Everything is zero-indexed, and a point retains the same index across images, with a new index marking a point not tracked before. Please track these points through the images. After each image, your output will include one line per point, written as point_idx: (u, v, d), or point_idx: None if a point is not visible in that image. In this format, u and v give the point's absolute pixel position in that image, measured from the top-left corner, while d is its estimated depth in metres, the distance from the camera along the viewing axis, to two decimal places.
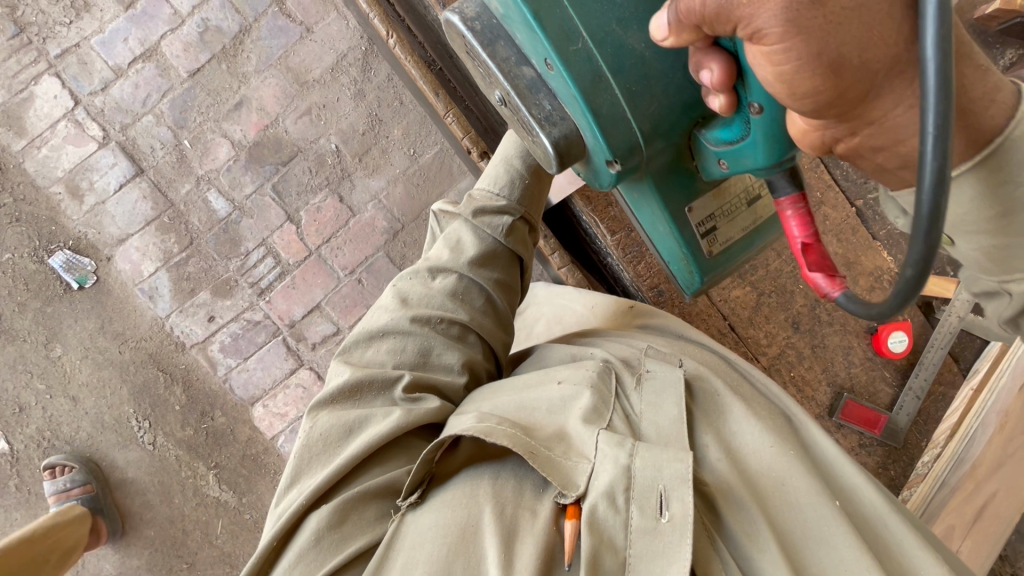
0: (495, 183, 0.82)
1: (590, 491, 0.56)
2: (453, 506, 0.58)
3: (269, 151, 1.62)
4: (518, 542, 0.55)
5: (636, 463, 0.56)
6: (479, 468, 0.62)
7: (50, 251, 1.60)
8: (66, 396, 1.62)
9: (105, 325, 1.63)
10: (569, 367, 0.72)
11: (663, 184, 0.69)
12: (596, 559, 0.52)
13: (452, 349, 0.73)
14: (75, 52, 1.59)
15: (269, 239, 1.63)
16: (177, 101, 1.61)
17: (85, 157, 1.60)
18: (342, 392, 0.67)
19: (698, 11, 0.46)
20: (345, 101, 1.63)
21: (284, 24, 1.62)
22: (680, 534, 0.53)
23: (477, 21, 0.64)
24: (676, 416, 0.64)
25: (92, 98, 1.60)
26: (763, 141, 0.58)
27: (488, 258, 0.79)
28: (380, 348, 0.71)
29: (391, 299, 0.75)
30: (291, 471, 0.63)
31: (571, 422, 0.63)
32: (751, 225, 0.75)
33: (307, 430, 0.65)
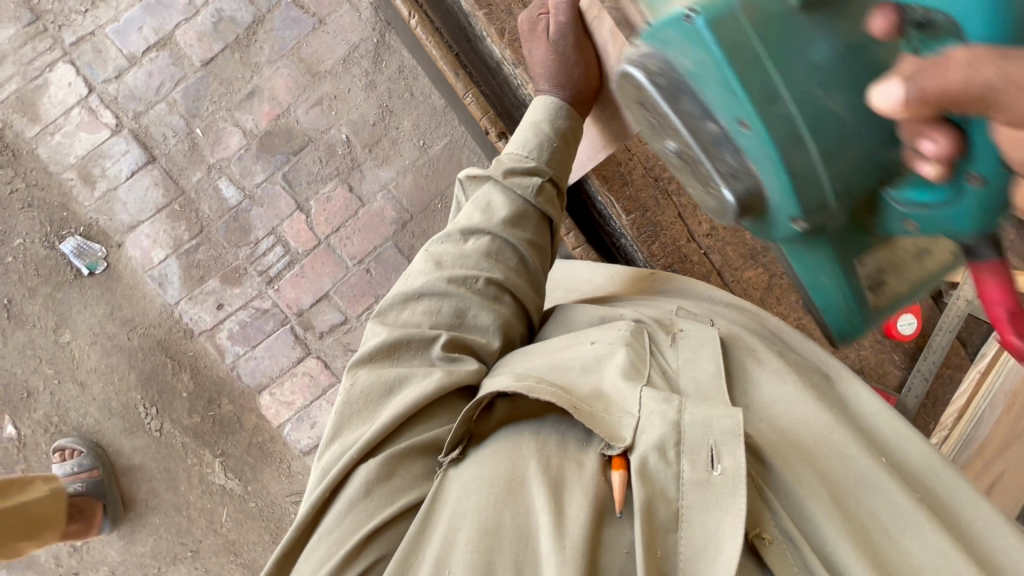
0: (523, 147, 0.83)
1: (638, 442, 0.57)
2: (499, 458, 0.60)
3: (281, 140, 1.64)
4: (568, 492, 0.57)
5: (685, 416, 0.57)
6: (519, 423, 0.63)
7: (61, 237, 1.61)
8: (74, 381, 1.63)
9: (114, 311, 1.63)
10: (601, 328, 0.72)
11: (840, 237, 0.53)
12: (650, 507, 0.54)
13: (487, 308, 0.73)
14: (89, 40, 1.61)
15: (279, 228, 1.65)
16: (190, 90, 1.62)
17: (98, 144, 1.62)
18: (380, 352, 0.68)
19: (948, 98, 0.34)
20: (357, 92, 1.64)
21: (297, 15, 1.63)
22: (734, 485, 0.54)
23: (661, 74, 0.54)
24: (714, 371, 0.66)
25: (106, 86, 1.61)
26: (975, 214, 0.45)
27: (519, 222, 0.80)
28: (416, 308, 0.72)
29: (424, 262, 0.76)
30: (334, 426, 0.65)
31: (607, 380, 0.64)
32: (919, 279, 0.59)
33: (348, 389, 0.67)
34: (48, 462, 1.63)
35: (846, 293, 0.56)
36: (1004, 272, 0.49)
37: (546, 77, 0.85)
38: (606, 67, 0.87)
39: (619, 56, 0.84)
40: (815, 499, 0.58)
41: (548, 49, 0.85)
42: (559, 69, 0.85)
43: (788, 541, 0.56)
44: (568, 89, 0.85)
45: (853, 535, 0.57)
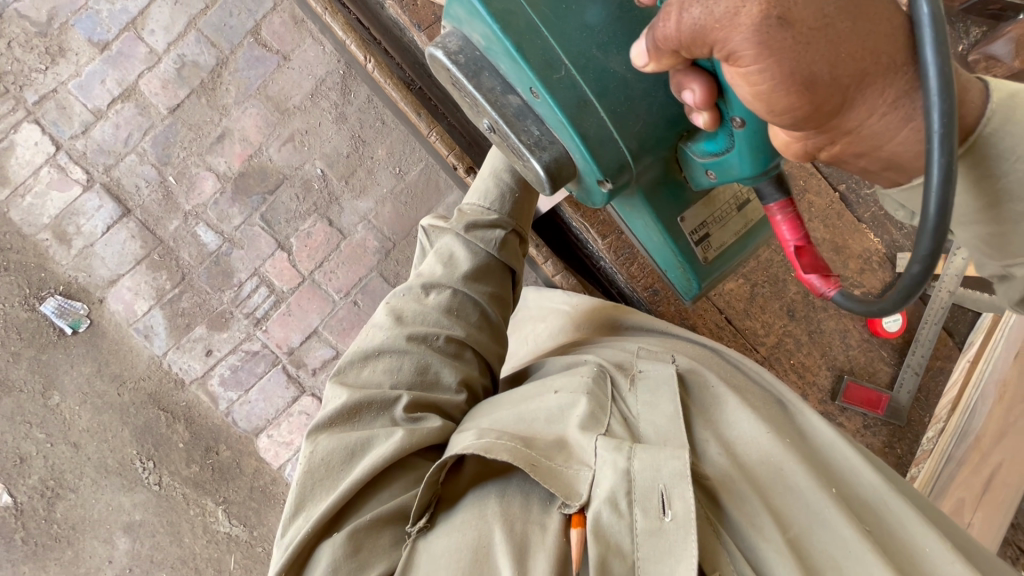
0: (485, 198, 0.86)
1: (592, 498, 0.56)
2: (466, 527, 0.59)
3: (255, 180, 1.63)
4: (533, 558, 0.55)
5: (635, 463, 0.56)
6: (484, 487, 0.62)
7: (41, 298, 1.58)
8: (68, 443, 1.61)
9: (102, 368, 1.61)
10: (564, 375, 0.72)
11: (651, 194, 0.71)
12: (604, 562, 0.52)
13: (453, 369, 0.74)
14: (53, 97, 1.59)
15: (261, 269, 1.63)
16: (159, 138, 1.61)
17: (71, 202, 1.60)
18: (341, 415, 0.67)
19: (676, 38, 0.50)
20: (328, 125, 1.63)
21: (260, 54, 1.62)
22: (685, 529, 0.53)
23: (463, 55, 0.67)
24: (672, 411, 0.65)
25: (73, 142, 1.60)
26: (747, 151, 0.60)
27: (482, 273, 0.82)
28: (377, 366, 0.72)
29: (385, 317, 0.76)
30: (294, 498, 0.62)
31: (571, 431, 0.63)
32: (742, 229, 0.78)
33: (308, 456, 0.64)
34: (47, 527, 1.60)
35: (674, 248, 0.75)
36: (791, 209, 0.66)
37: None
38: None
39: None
40: (765, 540, 0.58)
41: None
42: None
43: None
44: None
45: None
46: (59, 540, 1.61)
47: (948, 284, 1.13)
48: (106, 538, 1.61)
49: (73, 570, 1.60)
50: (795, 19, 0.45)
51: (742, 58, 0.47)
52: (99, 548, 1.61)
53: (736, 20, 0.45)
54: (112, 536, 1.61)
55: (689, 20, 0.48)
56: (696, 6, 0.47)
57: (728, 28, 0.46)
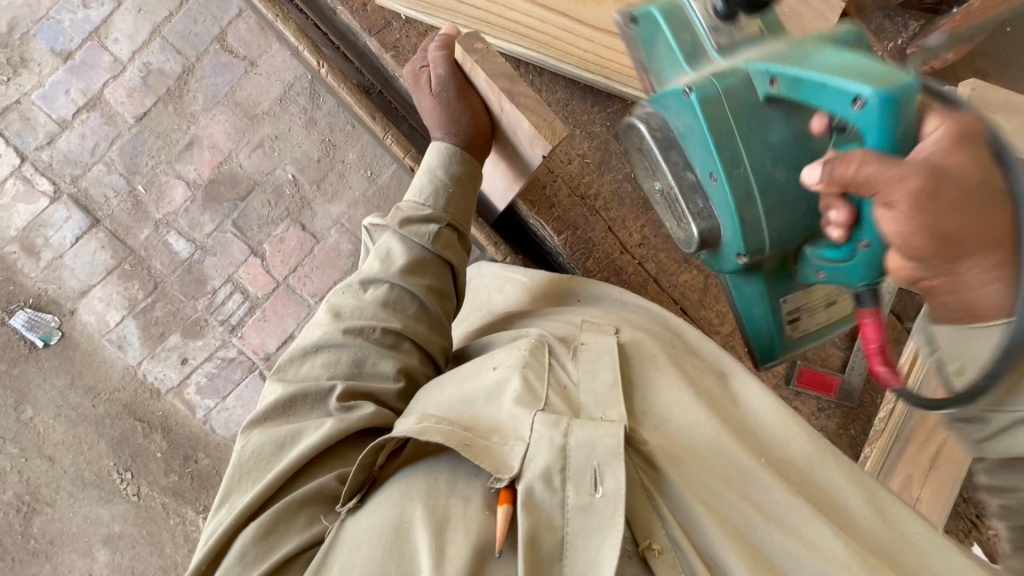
0: (419, 194, 0.86)
1: (524, 471, 0.57)
2: (390, 506, 0.60)
3: (226, 187, 1.62)
4: (451, 532, 0.57)
5: (570, 438, 0.57)
6: (415, 467, 0.63)
7: (11, 311, 1.57)
8: (44, 457, 1.60)
9: (75, 380, 1.60)
10: (504, 350, 0.73)
11: (772, 276, 0.75)
12: (535, 538, 0.54)
13: (393, 360, 0.76)
14: (17, 109, 1.58)
15: (235, 275, 1.63)
16: (127, 147, 1.60)
17: (39, 214, 1.58)
18: (275, 409, 0.70)
19: (849, 178, 0.52)
20: (297, 130, 1.63)
21: (227, 60, 1.62)
22: (613, 504, 0.54)
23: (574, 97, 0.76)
24: (612, 381, 0.68)
25: (39, 153, 1.58)
26: (863, 267, 0.62)
27: (420, 268, 0.82)
28: (314, 362, 0.74)
29: (325, 314, 0.79)
30: (222, 490, 0.66)
31: (506, 406, 0.65)
32: (825, 322, 0.81)
33: (240, 450, 0.68)
34: (24, 542, 1.59)
35: (772, 323, 0.78)
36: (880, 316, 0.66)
37: (439, 123, 0.88)
38: (495, 114, 0.89)
39: (501, 104, 0.83)
40: (701, 503, 0.59)
41: (434, 102, 0.88)
42: (454, 120, 0.88)
43: (677, 552, 0.58)
44: (460, 137, 0.87)
45: (738, 536, 0.58)
46: (37, 555, 1.59)
47: None
48: (85, 551, 1.60)
49: None
50: (946, 191, 0.49)
51: (895, 210, 0.50)
52: (78, 561, 1.60)
53: (900, 184, 0.49)
54: (91, 549, 1.60)
55: (863, 169, 0.51)
56: (873, 162, 0.50)
57: (891, 186, 0.50)
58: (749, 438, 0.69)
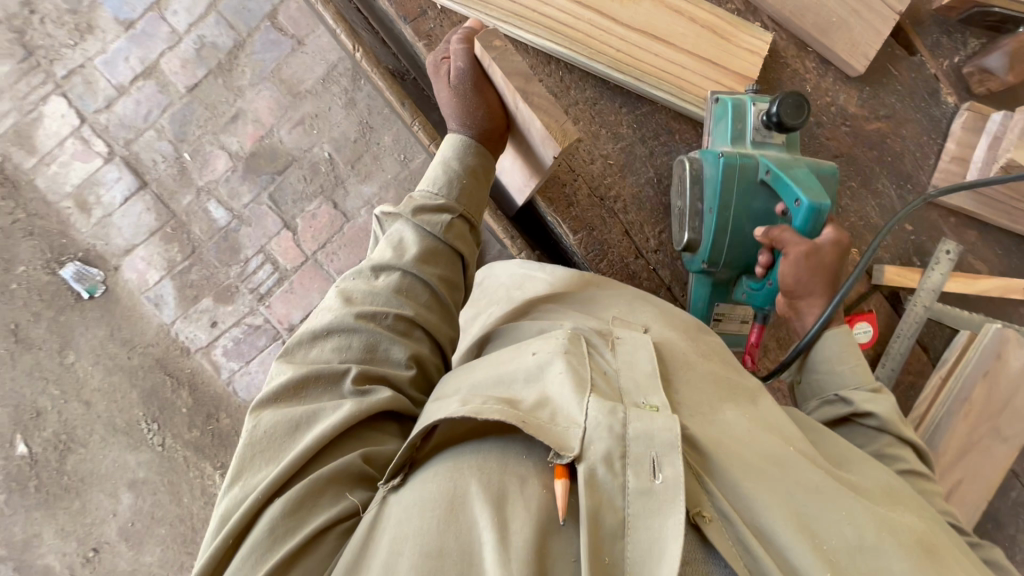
0: (434, 184, 0.86)
1: (587, 453, 0.54)
2: (439, 479, 0.57)
3: (265, 160, 1.68)
4: (511, 507, 0.54)
5: (630, 426, 0.56)
6: (458, 445, 0.60)
7: (62, 263, 1.67)
8: (80, 401, 1.70)
9: (114, 332, 1.70)
10: (540, 339, 0.70)
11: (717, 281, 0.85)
12: (595, 516, 0.51)
13: (404, 346, 0.73)
14: (80, 72, 1.67)
15: (267, 246, 1.70)
16: (177, 116, 1.67)
17: (92, 173, 1.68)
18: (287, 389, 0.66)
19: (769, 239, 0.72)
20: (337, 110, 1.68)
21: (276, 38, 1.67)
22: (675, 491, 0.52)
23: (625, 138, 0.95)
24: (648, 371, 0.66)
25: (97, 116, 1.67)
26: (765, 296, 0.79)
27: (433, 257, 0.81)
28: (325, 347, 0.70)
29: (334, 298, 0.75)
30: (233, 471, 0.61)
31: (552, 389, 0.61)
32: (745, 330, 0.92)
33: (250, 429, 0.64)
34: (58, 478, 1.71)
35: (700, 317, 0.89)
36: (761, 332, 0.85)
37: (458, 115, 0.89)
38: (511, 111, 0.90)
39: (515, 103, 0.82)
40: (752, 483, 0.56)
41: (451, 93, 0.88)
42: (469, 113, 0.89)
43: (730, 526, 0.53)
44: (476, 131, 0.89)
45: (797, 518, 0.54)
46: (68, 491, 1.71)
47: (923, 299, 1.02)
48: (111, 492, 1.71)
49: (80, 520, 1.71)
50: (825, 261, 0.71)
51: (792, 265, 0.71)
52: (104, 501, 1.71)
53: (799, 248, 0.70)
54: (117, 491, 1.71)
55: (779, 234, 0.71)
56: (788, 232, 0.71)
57: (792, 246, 0.71)
58: (789, 430, 0.66)
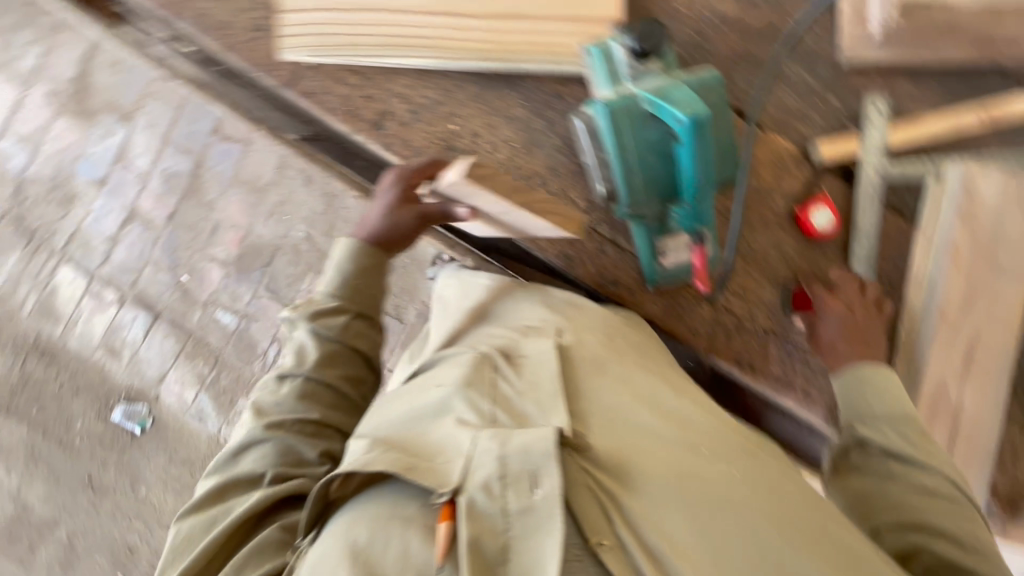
0: (330, 286, 0.97)
1: (466, 484, 0.60)
2: (340, 531, 0.62)
3: (253, 257, 1.79)
4: (390, 548, 0.58)
5: (510, 445, 0.61)
6: (367, 494, 0.66)
7: (111, 407, 1.82)
8: (163, 527, 1.82)
9: (172, 455, 1.82)
10: (449, 367, 0.80)
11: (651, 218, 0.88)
12: (476, 544, 0.57)
13: (309, 446, 0.87)
14: (77, 236, 1.82)
15: (279, 333, 1.79)
16: (166, 245, 1.81)
17: (112, 321, 1.82)
18: (209, 497, 0.84)
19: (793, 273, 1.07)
20: (299, 191, 1.76)
21: (226, 147, 1.79)
22: (551, 508, 0.58)
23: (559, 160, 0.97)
24: (553, 390, 0.74)
25: (101, 269, 1.82)
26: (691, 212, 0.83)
27: (333, 360, 0.94)
28: (246, 460, 0.86)
29: (249, 414, 0.91)
30: (162, 568, 0.80)
31: (449, 424, 0.68)
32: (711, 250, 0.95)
33: (175, 533, 0.82)
34: None
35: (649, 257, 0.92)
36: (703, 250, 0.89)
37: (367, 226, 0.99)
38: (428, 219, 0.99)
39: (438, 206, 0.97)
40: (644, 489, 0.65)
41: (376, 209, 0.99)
42: (384, 231, 0.98)
43: (620, 537, 0.62)
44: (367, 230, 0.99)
45: (680, 513, 0.63)
46: None
47: (873, 162, 1.06)
48: None
49: None
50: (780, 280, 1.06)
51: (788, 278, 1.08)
52: None
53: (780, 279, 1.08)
54: None
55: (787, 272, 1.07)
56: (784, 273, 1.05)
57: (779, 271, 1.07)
58: (694, 437, 0.73)
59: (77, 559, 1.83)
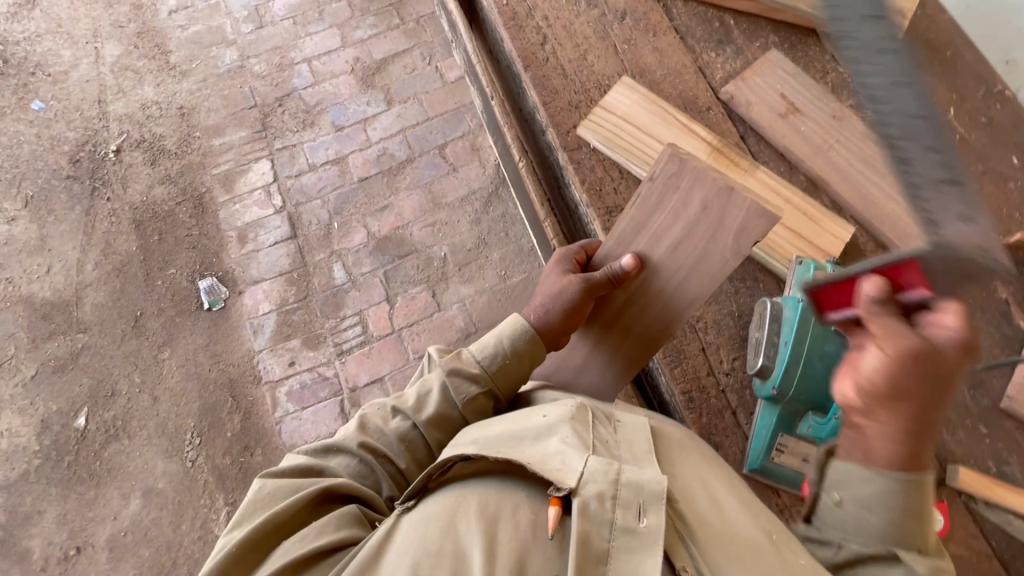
0: (480, 350, 0.88)
1: (579, 489, 0.61)
2: (444, 501, 0.65)
3: (393, 245, 2.00)
4: (499, 535, 0.60)
5: (622, 476, 0.62)
6: (463, 482, 0.67)
7: (203, 275, 1.99)
8: (152, 395, 1.85)
9: (210, 344, 1.91)
10: (551, 403, 0.75)
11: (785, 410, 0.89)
12: (585, 541, 0.58)
13: (389, 481, 0.81)
14: (291, 149, 2.16)
15: (365, 311, 1.93)
16: (343, 194, 2.08)
17: (261, 218, 2.06)
18: (298, 470, 0.80)
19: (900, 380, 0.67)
20: (464, 223, 2.02)
21: (438, 162, 2.11)
22: (656, 533, 0.59)
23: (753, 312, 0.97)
24: (647, 446, 0.70)
25: (287, 179, 2.12)
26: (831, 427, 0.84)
27: (443, 422, 0.85)
28: (334, 462, 0.82)
29: (353, 424, 0.86)
30: (237, 518, 0.73)
31: (554, 445, 0.67)
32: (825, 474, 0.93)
33: (257, 489, 0.76)
34: (92, 461, 1.78)
35: (766, 444, 0.90)
36: None
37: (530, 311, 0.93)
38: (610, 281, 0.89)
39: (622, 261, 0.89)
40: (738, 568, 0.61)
41: (541, 292, 0.93)
42: (549, 308, 0.90)
43: None
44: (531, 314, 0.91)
45: None
46: (92, 478, 1.76)
47: None
48: (126, 492, 1.74)
49: (84, 512, 1.73)
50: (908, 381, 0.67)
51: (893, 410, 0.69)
52: (116, 499, 1.74)
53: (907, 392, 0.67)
54: (131, 493, 1.74)
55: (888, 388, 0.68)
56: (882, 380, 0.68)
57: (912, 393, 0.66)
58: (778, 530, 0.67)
59: (71, 369, 1.89)
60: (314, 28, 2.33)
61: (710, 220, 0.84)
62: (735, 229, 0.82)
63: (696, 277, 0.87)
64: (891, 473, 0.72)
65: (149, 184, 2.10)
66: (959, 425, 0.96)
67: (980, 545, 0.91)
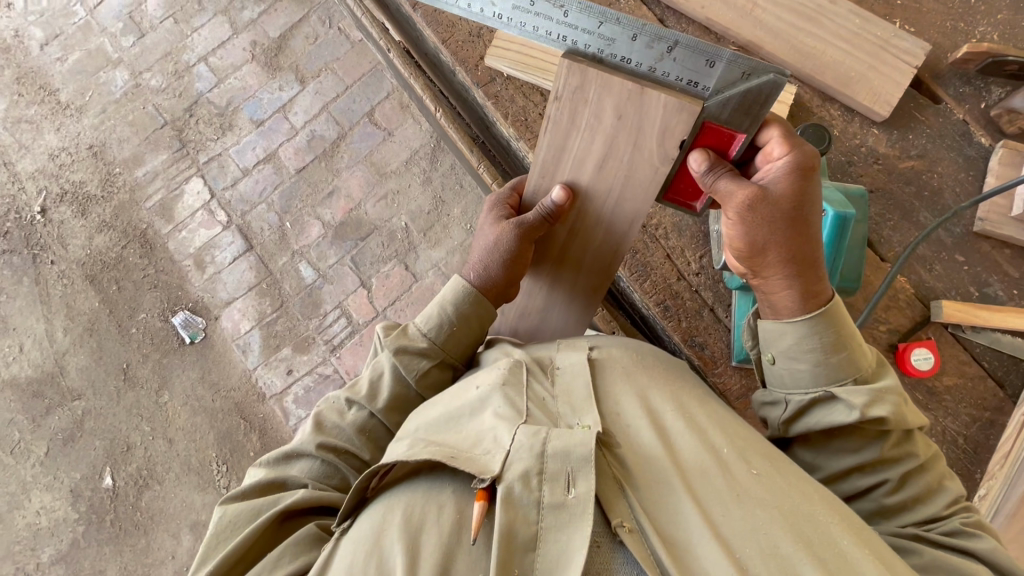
0: (425, 322, 0.89)
1: (505, 474, 0.61)
2: (375, 515, 0.67)
3: (352, 228, 1.94)
4: (424, 539, 0.62)
5: (549, 446, 0.62)
6: (398, 486, 0.69)
7: (174, 311, 1.94)
8: (166, 438, 1.87)
9: (204, 375, 1.90)
10: (484, 372, 0.77)
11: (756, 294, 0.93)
12: (510, 531, 0.58)
13: (356, 474, 0.84)
14: (217, 159, 2.04)
15: (344, 302, 1.90)
16: (285, 191, 1.99)
17: (212, 238, 1.98)
18: (256, 489, 0.80)
19: (755, 238, 0.74)
20: (415, 187, 1.94)
21: (371, 130, 2.00)
22: (584, 505, 0.58)
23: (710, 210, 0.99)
24: (587, 395, 0.71)
25: (224, 191, 2.02)
26: None
27: (401, 404, 0.88)
28: (295, 468, 0.83)
29: (309, 424, 0.86)
30: (202, 554, 0.75)
31: (485, 424, 0.68)
32: None
33: (217, 519, 0.77)
34: (132, 513, 1.82)
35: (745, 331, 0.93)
36: None
37: (471, 267, 0.92)
38: (542, 224, 0.87)
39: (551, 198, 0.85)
40: (682, 502, 0.61)
41: (479, 247, 0.91)
42: (488, 263, 0.89)
43: (644, 533, 0.59)
44: (472, 271, 0.91)
45: (718, 538, 0.58)
46: (138, 528, 1.81)
47: None
48: (174, 532, 1.80)
49: (142, 559, 1.79)
50: (760, 232, 0.73)
51: (764, 260, 0.75)
52: (167, 541, 1.80)
53: (767, 241, 0.74)
54: (179, 531, 1.80)
55: (752, 246, 0.75)
56: (742, 238, 0.75)
57: (764, 238, 0.73)
58: (728, 444, 0.67)
59: (81, 435, 1.89)
60: (199, 21, 2.14)
61: (628, 127, 0.76)
62: (656, 131, 0.74)
63: (629, 195, 0.84)
64: (799, 317, 0.75)
65: (88, 235, 2.01)
66: (936, 260, 0.98)
67: (973, 369, 0.96)
